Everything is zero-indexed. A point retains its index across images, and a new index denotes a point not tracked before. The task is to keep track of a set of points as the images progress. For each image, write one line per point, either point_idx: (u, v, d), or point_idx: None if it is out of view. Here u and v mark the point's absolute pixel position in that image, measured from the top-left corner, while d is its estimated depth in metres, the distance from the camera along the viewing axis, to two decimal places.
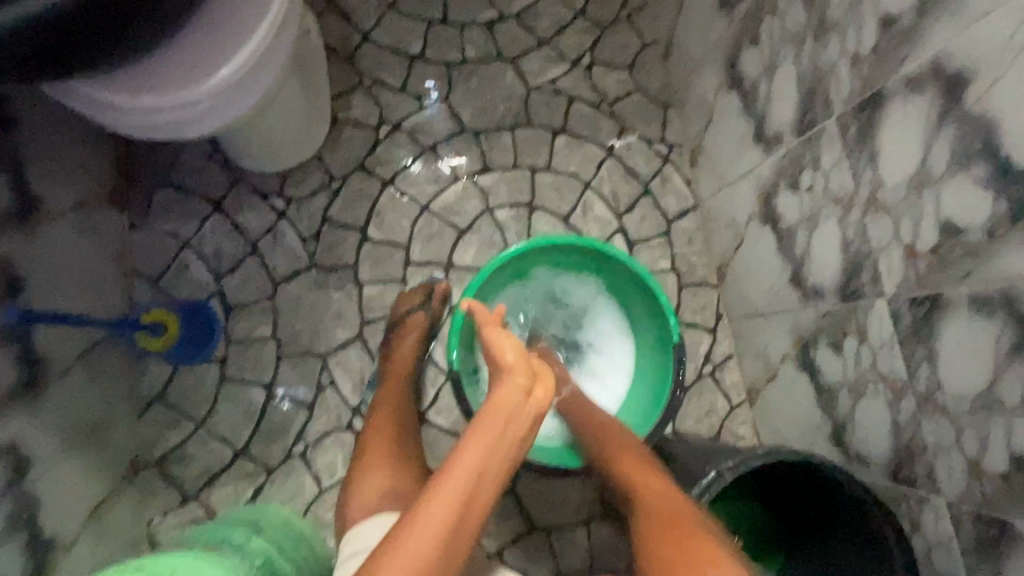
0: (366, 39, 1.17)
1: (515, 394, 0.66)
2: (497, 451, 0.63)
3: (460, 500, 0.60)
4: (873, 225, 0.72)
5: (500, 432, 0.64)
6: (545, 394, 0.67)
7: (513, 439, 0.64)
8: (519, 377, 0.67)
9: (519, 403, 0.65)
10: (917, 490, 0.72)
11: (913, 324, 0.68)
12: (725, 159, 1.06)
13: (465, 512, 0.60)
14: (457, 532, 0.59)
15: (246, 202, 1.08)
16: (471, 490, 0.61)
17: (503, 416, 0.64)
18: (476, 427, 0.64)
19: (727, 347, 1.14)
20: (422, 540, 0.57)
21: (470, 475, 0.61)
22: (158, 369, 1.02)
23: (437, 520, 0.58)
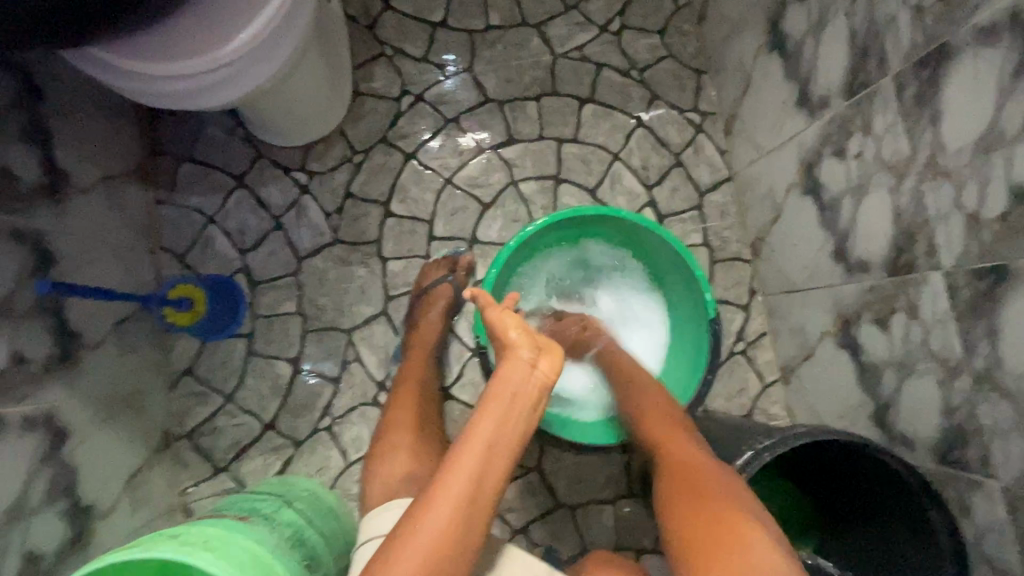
0: (386, 8, 1.14)
1: (518, 370, 0.63)
2: (506, 427, 0.61)
3: (471, 480, 0.58)
4: (931, 192, 0.65)
5: (504, 410, 0.61)
6: (552, 366, 0.64)
7: (522, 414, 0.62)
8: (522, 352, 0.64)
9: (523, 378, 0.63)
10: (968, 474, 0.66)
11: (972, 300, 0.62)
12: (765, 125, 0.99)
13: (475, 497, 0.58)
14: (472, 516, 0.58)
15: (269, 177, 1.08)
16: (481, 473, 0.59)
17: (508, 393, 0.62)
18: (481, 409, 0.62)
19: (761, 324, 1.08)
20: (434, 529, 0.56)
21: (478, 459, 0.59)
22: (190, 343, 1.04)
23: (449, 507, 0.57)
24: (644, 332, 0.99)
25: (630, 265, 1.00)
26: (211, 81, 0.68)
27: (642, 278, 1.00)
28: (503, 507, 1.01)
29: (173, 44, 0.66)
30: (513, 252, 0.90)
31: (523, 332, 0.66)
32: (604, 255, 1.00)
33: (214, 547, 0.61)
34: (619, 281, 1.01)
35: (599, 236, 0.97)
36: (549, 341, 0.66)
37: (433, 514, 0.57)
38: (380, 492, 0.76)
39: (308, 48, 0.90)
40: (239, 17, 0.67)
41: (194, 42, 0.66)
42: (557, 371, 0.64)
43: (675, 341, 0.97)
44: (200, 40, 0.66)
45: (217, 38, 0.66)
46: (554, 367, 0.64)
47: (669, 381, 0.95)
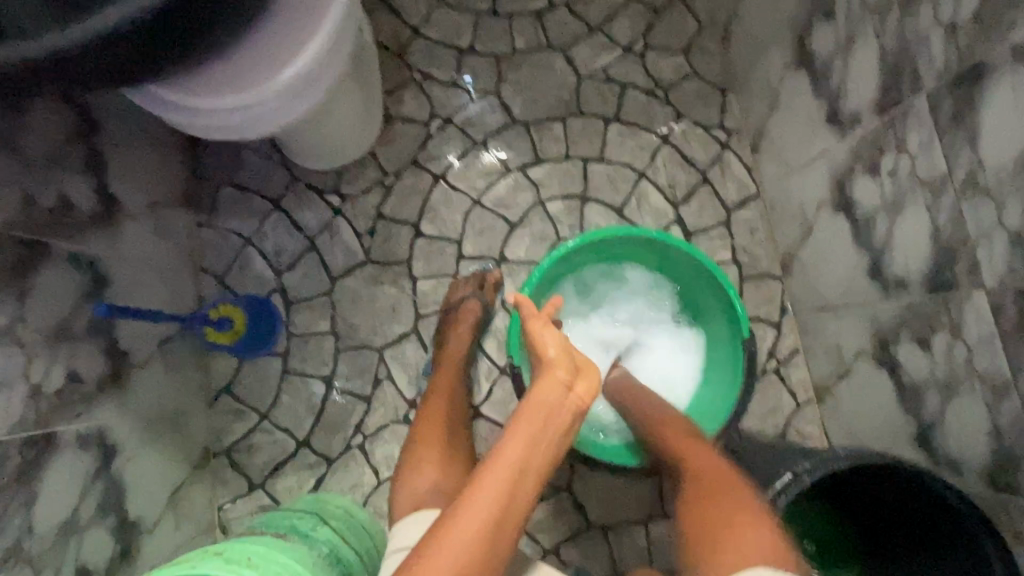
0: (416, 35, 1.18)
1: (555, 390, 0.65)
2: (538, 449, 0.62)
3: (502, 495, 0.59)
4: (971, 210, 0.64)
5: (539, 430, 0.62)
6: (587, 391, 0.66)
7: (552, 438, 0.63)
8: (558, 372, 0.66)
9: (560, 399, 0.64)
10: (1020, 499, 0.64)
11: (1019, 319, 0.60)
12: (793, 142, 0.99)
13: (503, 517, 0.59)
14: (496, 536, 0.58)
15: (304, 200, 1.12)
16: (510, 494, 0.60)
17: (543, 412, 0.63)
18: (514, 430, 0.63)
19: (793, 341, 1.07)
20: (457, 546, 0.56)
21: (509, 479, 0.60)
22: (227, 362, 1.07)
23: (476, 524, 0.57)
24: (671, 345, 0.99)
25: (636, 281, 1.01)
26: (260, 112, 0.72)
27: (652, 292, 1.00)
28: (533, 527, 1.01)
29: (225, 80, 0.70)
30: (550, 269, 0.91)
31: (561, 354, 0.68)
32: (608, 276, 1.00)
33: (257, 565, 0.63)
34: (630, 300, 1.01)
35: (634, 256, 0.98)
36: (586, 366, 0.68)
37: (458, 529, 0.57)
38: (407, 505, 0.76)
39: (346, 77, 0.93)
40: (286, 54, 0.70)
41: (245, 77, 0.70)
42: (590, 398, 0.66)
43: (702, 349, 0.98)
44: (250, 75, 0.70)
45: (266, 73, 0.70)
46: (589, 393, 0.66)
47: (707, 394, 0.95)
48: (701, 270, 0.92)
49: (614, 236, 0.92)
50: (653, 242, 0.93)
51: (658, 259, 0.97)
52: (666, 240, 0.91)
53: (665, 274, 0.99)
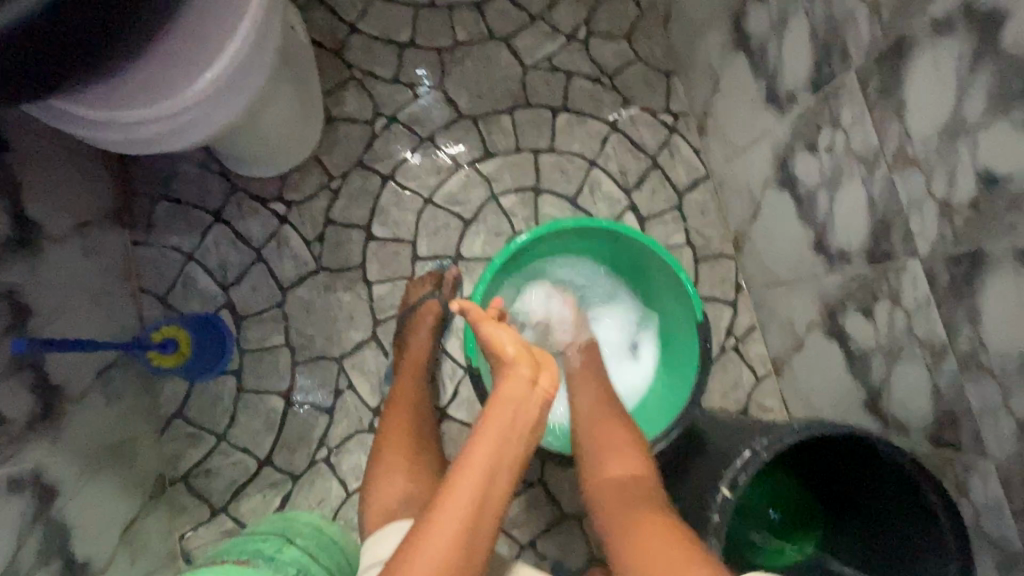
0: (353, 32, 1.14)
1: (518, 386, 0.64)
2: (508, 446, 0.62)
3: (476, 498, 0.58)
4: (903, 181, 0.66)
5: (504, 425, 0.62)
6: (552, 382, 0.66)
7: (520, 433, 0.63)
8: (522, 369, 0.65)
9: (524, 395, 0.64)
10: (963, 455, 0.67)
11: (951, 284, 0.63)
12: (737, 123, 1.00)
13: (479, 517, 0.58)
14: (475, 539, 0.57)
15: (247, 210, 1.08)
16: (484, 494, 0.59)
17: (509, 406, 0.63)
18: (482, 430, 0.62)
19: (749, 318, 1.09)
20: (436, 553, 0.55)
21: (481, 479, 0.59)
22: (177, 385, 1.03)
23: (453, 529, 0.56)
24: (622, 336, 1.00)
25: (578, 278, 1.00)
26: (181, 122, 0.68)
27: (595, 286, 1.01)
28: (508, 523, 1.00)
29: (140, 90, 0.66)
30: (502, 266, 0.90)
31: (522, 348, 0.68)
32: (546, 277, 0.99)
33: None
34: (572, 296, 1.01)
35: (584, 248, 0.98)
36: (545, 358, 0.68)
37: (434, 537, 0.56)
38: (376, 517, 0.75)
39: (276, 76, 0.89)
40: (203, 57, 0.66)
41: (164, 84, 0.66)
42: (556, 390, 0.66)
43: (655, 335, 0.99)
44: (167, 83, 0.66)
45: (183, 80, 0.66)
46: (554, 384, 0.66)
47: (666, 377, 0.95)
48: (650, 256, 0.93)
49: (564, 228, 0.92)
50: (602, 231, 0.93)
51: (608, 249, 0.97)
52: (615, 229, 0.91)
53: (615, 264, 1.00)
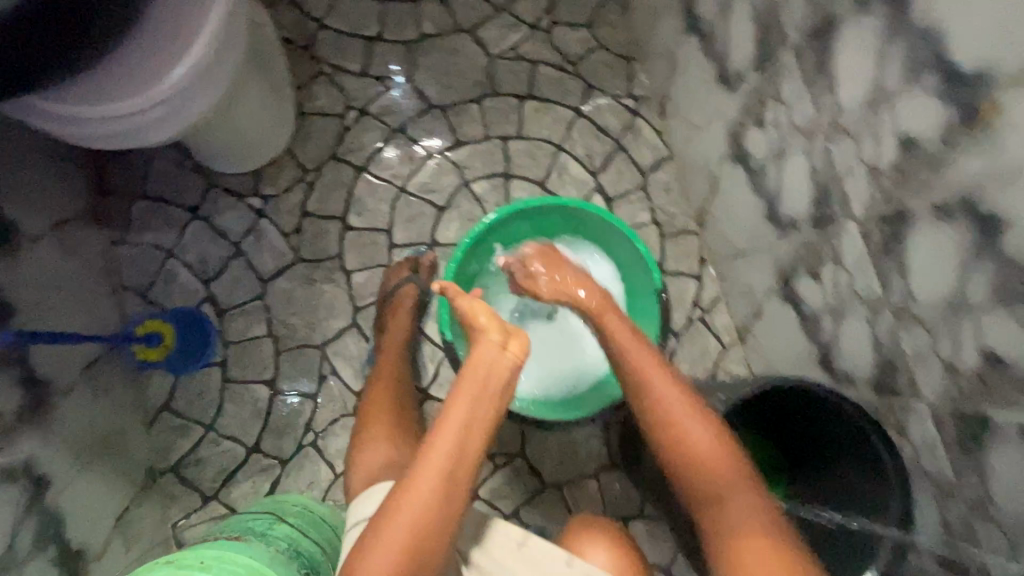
0: (321, 28, 1.18)
1: (490, 352, 0.68)
2: (481, 405, 0.65)
3: (450, 458, 0.62)
4: (837, 149, 0.71)
5: (477, 388, 0.66)
6: (521, 348, 0.69)
7: (492, 397, 0.66)
8: (491, 335, 0.69)
9: (495, 360, 0.67)
10: (902, 399, 0.73)
11: (883, 241, 0.68)
12: (693, 103, 1.05)
13: (454, 474, 0.62)
14: (453, 490, 0.62)
15: (224, 205, 1.10)
16: (458, 454, 0.63)
17: (480, 369, 0.66)
18: (456, 393, 0.65)
19: (714, 289, 1.15)
20: (417, 506, 0.60)
21: (456, 437, 0.63)
22: (163, 379, 1.05)
23: (432, 482, 0.61)
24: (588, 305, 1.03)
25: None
26: (153, 116, 0.70)
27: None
28: (492, 494, 1.05)
29: (112, 87, 0.68)
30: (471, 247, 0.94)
31: (490, 316, 0.71)
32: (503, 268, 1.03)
33: (209, 566, 0.64)
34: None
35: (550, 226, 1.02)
36: (516, 326, 0.71)
37: (415, 491, 0.60)
38: (359, 481, 0.77)
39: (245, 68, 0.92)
40: (172, 53, 0.68)
41: (135, 81, 0.68)
42: (525, 352, 0.69)
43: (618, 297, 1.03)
44: (138, 79, 0.68)
45: (154, 73, 0.68)
46: (523, 347, 0.69)
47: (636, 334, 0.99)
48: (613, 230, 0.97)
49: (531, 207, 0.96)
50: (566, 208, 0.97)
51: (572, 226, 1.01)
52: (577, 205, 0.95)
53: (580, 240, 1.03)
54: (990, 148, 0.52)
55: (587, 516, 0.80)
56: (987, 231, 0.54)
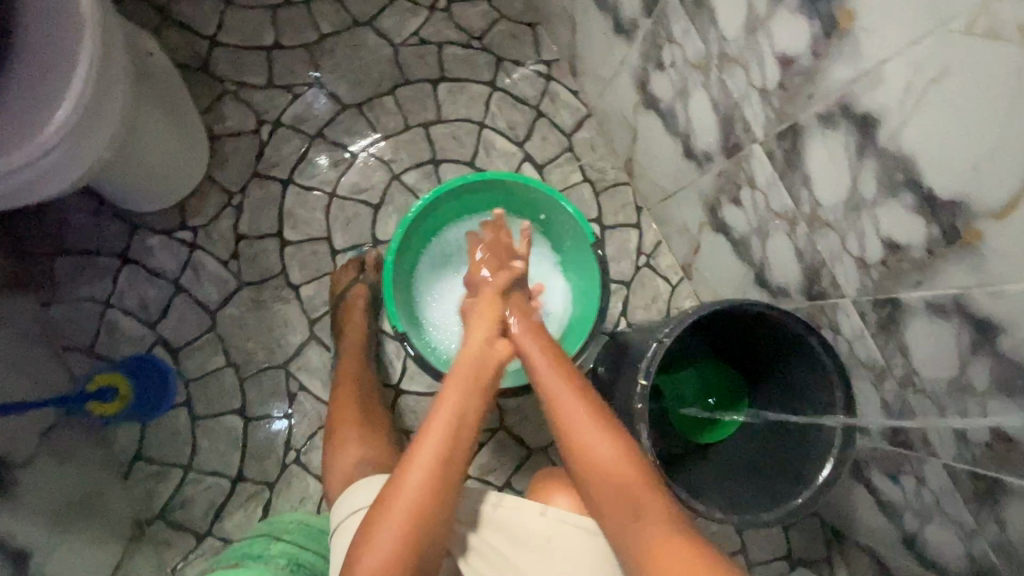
0: (214, 45, 1.15)
1: (480, 343, 0.77)
2: (474, 395, 0.71)
3: (451, 431, 0.67)
4: (730, 78, 0.75)
5: (469, 382, 0.72)
6: (508, 345, 0.79)
7: (486, 385, 0.74)
8: (480, 333, 0.78)
9: (487, 350, 0.76)
10: (829, 299, 0.78)
11: (784, 157, 0.72)
12: (598, 58, 1.07)
13: (456, 450, 0.66)
14: (450, 469, 0.65)
15: (153, 244, 1.08)
16: (457, 429, 0.67)
17: (473, 364, 0.74)
18: (448, 386, 0.71)
19: (654, 234, 1.19)
20: (419, 478, 0.63)
21: (451, 424, 0.67)
22: (129, 430, 1.03)
23: (432, 457, 0.64)
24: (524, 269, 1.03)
25: (462, 243, 1.04)
26: (49, 164, 0.67)
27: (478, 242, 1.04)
28: (482, 470, 1.08)
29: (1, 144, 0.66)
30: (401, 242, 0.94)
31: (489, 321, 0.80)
32: (433, 260, 1.03)
33: None
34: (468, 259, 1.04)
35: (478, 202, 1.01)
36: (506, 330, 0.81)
37: (412, 474, 0.63)
38: (338, 486, 0.79)
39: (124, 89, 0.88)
40: (55, 97, 0.66)
41: (24, 131, 0.66)
42: (511, 349, 0.79)
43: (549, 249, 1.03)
44: (26, 130, 0.66)
45: (41, 120, 0.66)
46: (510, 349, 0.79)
47: (575, 279, 0.99)
48: (534, 191, 0.95)
49: (448, 190, 0.95)
50: (483, 182, 0.95)
51: (497, 196, 0.99)
52: (490, 176, 0.93)
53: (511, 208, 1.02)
54: (852, 53, 0.56)
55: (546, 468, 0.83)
56: (865, 130, 0.59)
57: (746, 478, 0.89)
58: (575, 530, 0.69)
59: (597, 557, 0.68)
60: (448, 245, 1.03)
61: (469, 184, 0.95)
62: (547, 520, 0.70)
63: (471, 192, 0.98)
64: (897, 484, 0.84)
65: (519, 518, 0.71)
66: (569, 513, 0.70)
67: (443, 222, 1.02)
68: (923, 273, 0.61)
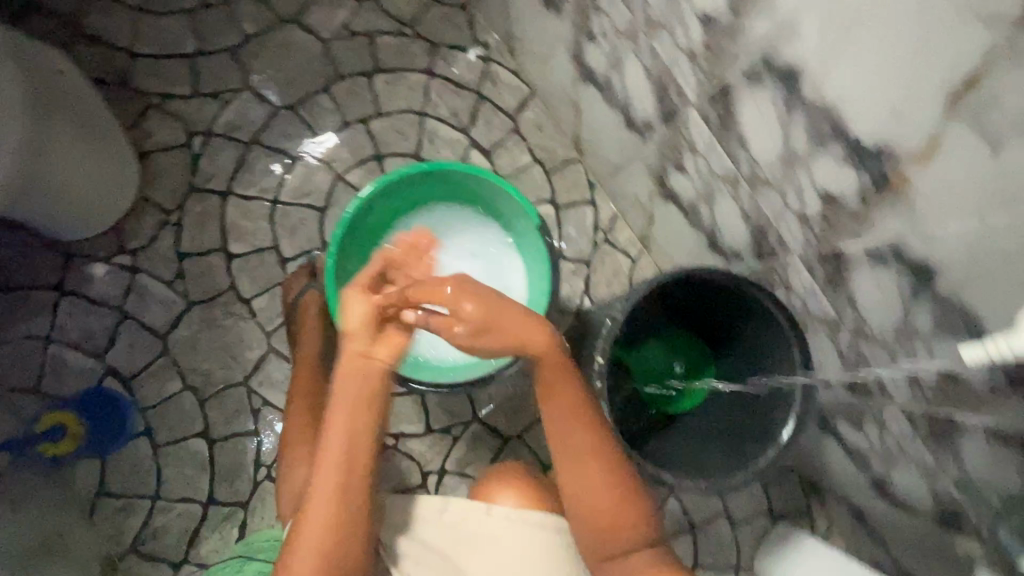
0: (132, 57, 1.09)
1: (355, 361, 0.70)
2: (358, 415, 0.70)
3: (340, 461, 0.68)
4: (658, 43, 0.73)
5: (353, 404, 0.69)
6: (388, 350, 0.72)
7: (367, 404, 0.70)
8: (355, 346, 0.71)
9: (361, 368, 0.70)
10: (778, 257, 0.78)
11: (719, 119, 0.71)
12: (533, 34, 1.05)
13: (349, 478, 0.68)
14: (350, 494, 0.68)
15: (90, 272, 1.03)
16: (347, 457, 0.68)
17: (356, 381, 0.70)
18: (333, 409, 0.70)
19: (610, 209, 1.17)
20: (321, 511, 0.67)
21: (341, 449, 0.68)
22: (89, 467, 1.00)
23: (328, 491, 0.67)
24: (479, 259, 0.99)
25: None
26: None
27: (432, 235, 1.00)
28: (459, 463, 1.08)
29: None
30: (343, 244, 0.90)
31: (362, 325, 0.71)
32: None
33: None
34: None
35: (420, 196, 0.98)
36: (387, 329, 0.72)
37: (316, 510, 0.67)
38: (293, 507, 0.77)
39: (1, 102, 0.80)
40: None
41: None
42: (394, 354, 0.72)
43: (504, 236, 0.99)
44: None
45: None
46: (392, 349, 0.72)
47: (531, 264, 0.95)
48: (474, 177, 0.93)
49: (386, 186, 0.91)
50: (420, 174, 0.92)
51: (439, 187, 0.96)
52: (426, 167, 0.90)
53: (455, 199, 0.99)
54: (767, 6, 0.55)
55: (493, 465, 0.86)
56: (790, 83, 0.58)
57: (716, 444, 0.89)
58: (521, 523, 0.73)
59: (542, 549, 0.71)
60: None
61: (407, 179, 0.92)
62: (494, 519, 0.73)
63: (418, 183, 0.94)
64: (862, 432, 0.85)
65: (466, 519, 0.74)
66: (513, 510, 0.74)
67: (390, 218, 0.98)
68: (860, 223, 0.61)
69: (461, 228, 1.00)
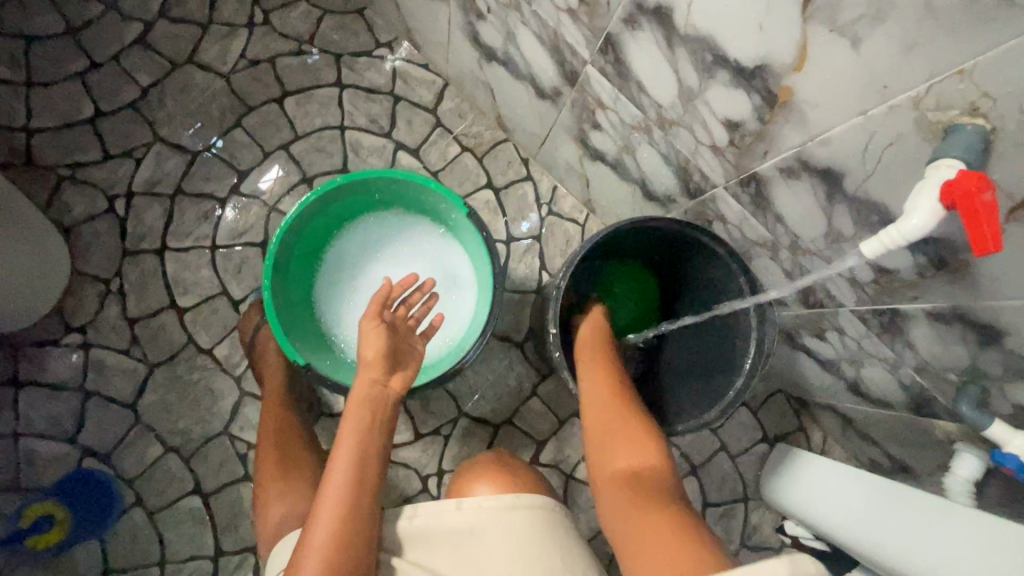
0: (31, 133, 1.07)
1: (370, 388, 0.75)
2: (370, 435, 0.73)
3: (350, 479, 0.69)
4: (538, 7, 0.73)
5: (365, 424, 0.73)
6: (400, 382, 0.78)
7: (375, 427, 0.74)
8: (370, 373, 0.76)
9: (376, 394, 0.75)
10: (706, 192, 0.79)
11: (614, 69, 0.71)
12: (429, 23, 1.03)
13: (355, 502, 0.68)
14: (357, 514, 0.67)
15: (43, 358, 1.02)
16: (357, 476, 0.69)
17: (365, 407, 0.74)
18: (344, 430, 0.72)
19: (549, 179, 1.16)
20: (322, 532, 0.65)
21: (348, 466, 0.69)
22: (88, 550, 0.99)
23: (335, 509, 0.66)
24: (421, 258, 1.01)
25: (353, 252, 1.01)
26: None
27: (368, 245, 1.01)
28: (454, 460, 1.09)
29: None
30: (276, 281, 0.90)
31: (376, 354, 0.77)
32: (330, 276, 1.00)
33: None
34: (360, 268, 1.01)
35: (344, 210, 0.97)
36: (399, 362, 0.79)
37: (318, 529, 0.65)
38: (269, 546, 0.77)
39: None
40: None
41: None
42: (404, 385, 0.78)
43: (437, 230, 1.00)
44: None
45: None
46: (402, 380, 0.78)
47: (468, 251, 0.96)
48: (386, 180, 0.92)
49: (302, 214, 0.90)
50: (333, 193, 0.91)
51: (357, 198, 0.95)
52: (335, 185, 0.89)
53: (378, 204, 0.98)
54: None
55: (462, 466, 0.82)
56: (664, 20, 0.58)
57: (691, 387, 0.91)
58: (494, 512, 0.71)
59: (520, 530, 0.70)
60: (339, 258, 1.00)
61: (320, 201, 0.91)
62: (466, 513, 0.71)
63: (340, 200, 0.94)
64: (826, 341, 0.87)
65: (438, 520, 0.72)
66: (485, 499, 0.72)
67: (321, 239, 0.98)
68: (765, 142, 0.61)
69: (394, 232, 1.01)
